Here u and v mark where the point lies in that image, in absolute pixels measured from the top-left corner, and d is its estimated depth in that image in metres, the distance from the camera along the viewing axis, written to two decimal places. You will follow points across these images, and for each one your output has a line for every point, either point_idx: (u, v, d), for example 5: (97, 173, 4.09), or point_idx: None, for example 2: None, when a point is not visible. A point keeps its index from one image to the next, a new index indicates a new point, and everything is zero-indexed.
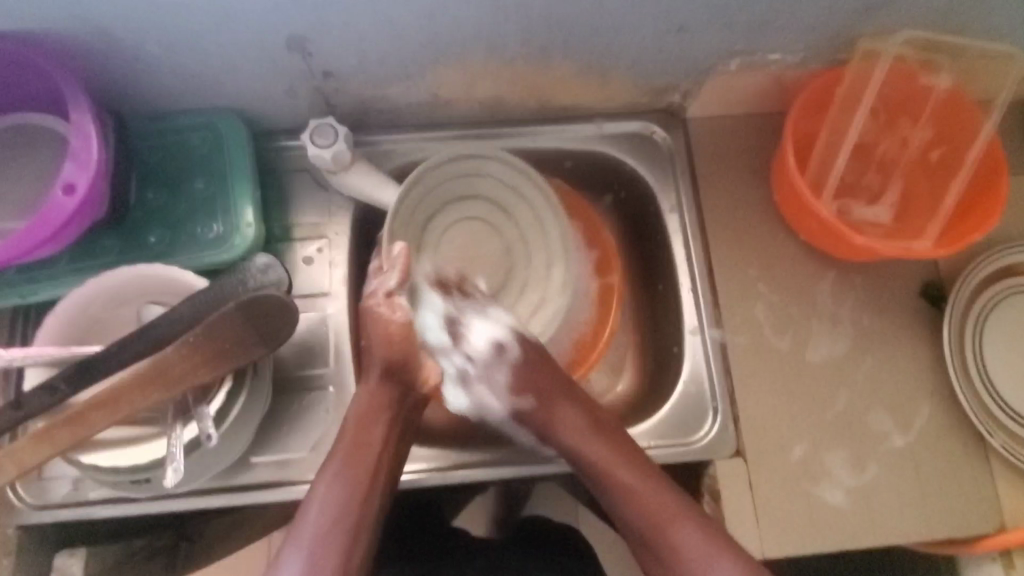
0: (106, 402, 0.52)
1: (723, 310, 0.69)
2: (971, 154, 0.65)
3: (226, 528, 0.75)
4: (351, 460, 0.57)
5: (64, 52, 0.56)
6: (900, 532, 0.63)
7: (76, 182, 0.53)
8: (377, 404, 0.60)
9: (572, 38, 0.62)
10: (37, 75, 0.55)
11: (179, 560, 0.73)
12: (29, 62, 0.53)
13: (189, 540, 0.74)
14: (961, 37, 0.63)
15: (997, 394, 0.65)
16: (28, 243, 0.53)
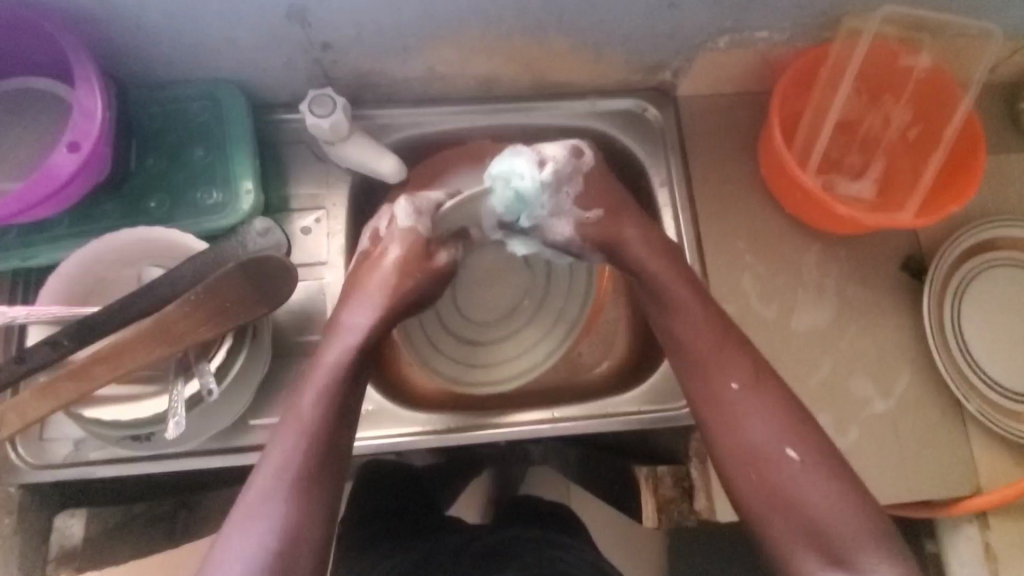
0: (109, 357, 0.54)
1: (711, 281, 0.71)
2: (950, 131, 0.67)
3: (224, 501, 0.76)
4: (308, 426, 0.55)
5: (66, 15, 0.56)
6: (880, 493, 0.66)
7: (81, 140, 0.55)
8: (348, 349, 0.60)
9: (566, 13, 0.63)
10: (40, 37, 0.56)
11: (178, 527, 0.74)
12: (33, 23, 0.54)
13: (188, 508, 0.76)
14: (941, 16, 0.66)
15: (973, 361, 0.68)
16: (29, 200, 0.54)
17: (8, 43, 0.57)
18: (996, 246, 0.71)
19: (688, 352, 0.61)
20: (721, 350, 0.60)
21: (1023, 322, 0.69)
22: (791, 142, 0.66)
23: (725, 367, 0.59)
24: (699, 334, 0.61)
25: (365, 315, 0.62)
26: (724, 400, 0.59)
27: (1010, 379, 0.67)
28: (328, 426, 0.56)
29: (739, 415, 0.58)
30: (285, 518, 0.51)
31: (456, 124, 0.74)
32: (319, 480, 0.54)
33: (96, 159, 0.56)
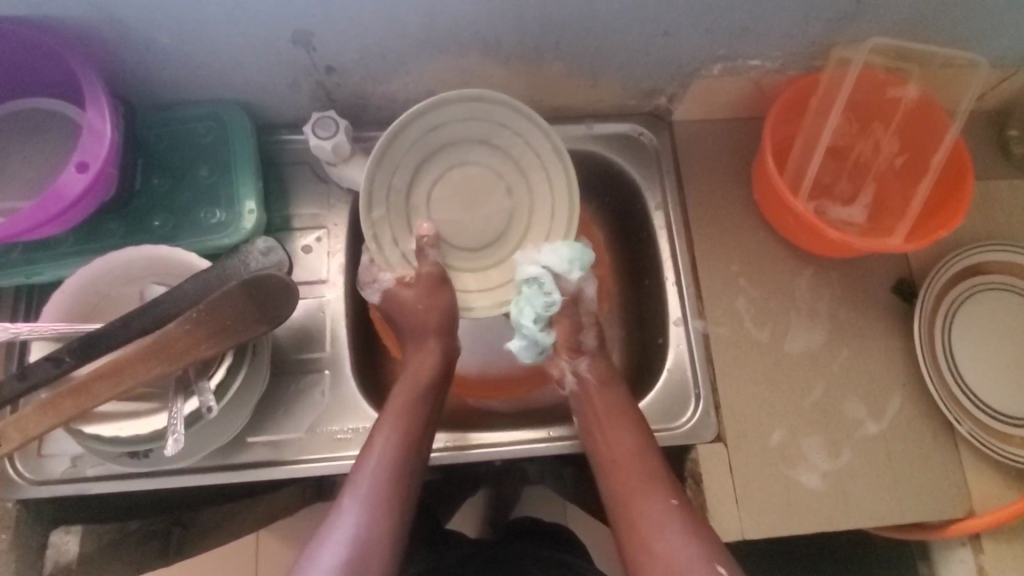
0: (110, 373, 0.54)
1: (705, 301, 0.72)
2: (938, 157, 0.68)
3: (219, 519, 0.76)
4: (402, 418, 0.60)
5: (77, 39, 0.58)
6: (873, 515, 0.66)
7: (89, 160, 0.56)
8: (425, 366, 0.65)
9: (562, 39, 0.65)
10: (51, 61, 0.58)
11: (171, 546, 0.74)
12: (45, 48, 0.56)
13: (182, 527, 0.75)
14: (928, 47, 0.67)
15: (964, 384, 0.68)
16: (35, 219, 0.55)
17: (20, 67, 0.58)
18: (986, 270, 0.72)
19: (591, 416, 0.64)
20: (616, 435, 0.62)
21: (1014, 345, 0.70)
22: (785, 168, 0.67)
23: (643, 473, 0.59)
24: (627, 436, 0.62)
25: (434, 345, 0.66)
26: (632, 460, 0.60)
27: (1004, 402, 0.68)
28: (416, 439, 0.59)
29: (645, 479, 0.58)
30: (372, 509, 0.54)
31: None
32: (401, 487, 0.56)
33: (103, 178, 0.57)
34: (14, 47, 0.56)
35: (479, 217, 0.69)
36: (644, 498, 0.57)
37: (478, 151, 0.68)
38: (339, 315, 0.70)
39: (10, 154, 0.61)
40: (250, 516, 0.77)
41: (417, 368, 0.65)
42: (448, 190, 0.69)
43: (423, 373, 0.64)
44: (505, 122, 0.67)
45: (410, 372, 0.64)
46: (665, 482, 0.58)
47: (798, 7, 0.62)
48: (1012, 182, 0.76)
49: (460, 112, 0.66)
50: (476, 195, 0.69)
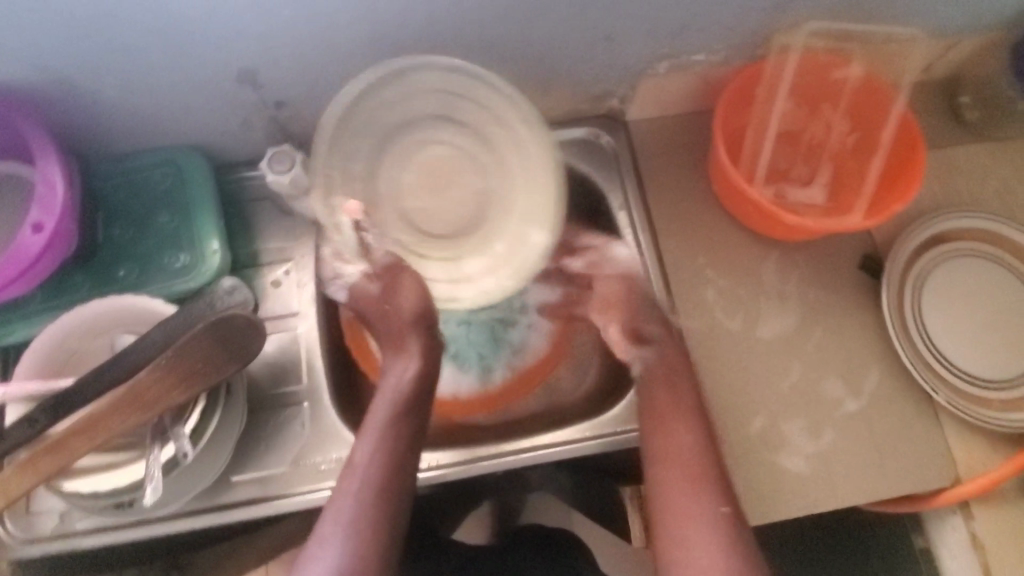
0: (84, 429, 0.55)
1: (675, 296, 0.72)
2: (887, 133, 0.70)
3: (218, 559, 0.77)
4: (386, 438, 0.60)
5: (24, 100, 0.59)
6: (861, 492, 0.66)
7: (44, 220, 0.56)
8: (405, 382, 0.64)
9: (505, 52, 0.66)
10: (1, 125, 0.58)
11: None
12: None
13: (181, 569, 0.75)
14: (865, 25, 0.69)
15: (938, 352, 0.69)
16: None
17: None
18: (951, 237, 0.72)
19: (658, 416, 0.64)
20: (694, 439, 0.62)
21: (984, 310, 0.71)
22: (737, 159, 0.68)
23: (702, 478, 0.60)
24: (684, 438, 0.62)
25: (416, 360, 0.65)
26: (682, 465, 0.61)
27: (979, 367, 0.69)
28: (397, 454, 0.59)
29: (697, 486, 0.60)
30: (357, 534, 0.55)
31: None
32: (389, 510, 0.57)
33: (62, 236, 0.58)
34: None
35: (445, 204, 0.70)
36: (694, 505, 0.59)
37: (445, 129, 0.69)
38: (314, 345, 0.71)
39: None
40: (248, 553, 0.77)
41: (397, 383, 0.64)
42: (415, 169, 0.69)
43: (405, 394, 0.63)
44: (461, 96, 0.67)
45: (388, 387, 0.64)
46: (710, 488, 0.59)
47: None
48: (966, 149, 0.77)
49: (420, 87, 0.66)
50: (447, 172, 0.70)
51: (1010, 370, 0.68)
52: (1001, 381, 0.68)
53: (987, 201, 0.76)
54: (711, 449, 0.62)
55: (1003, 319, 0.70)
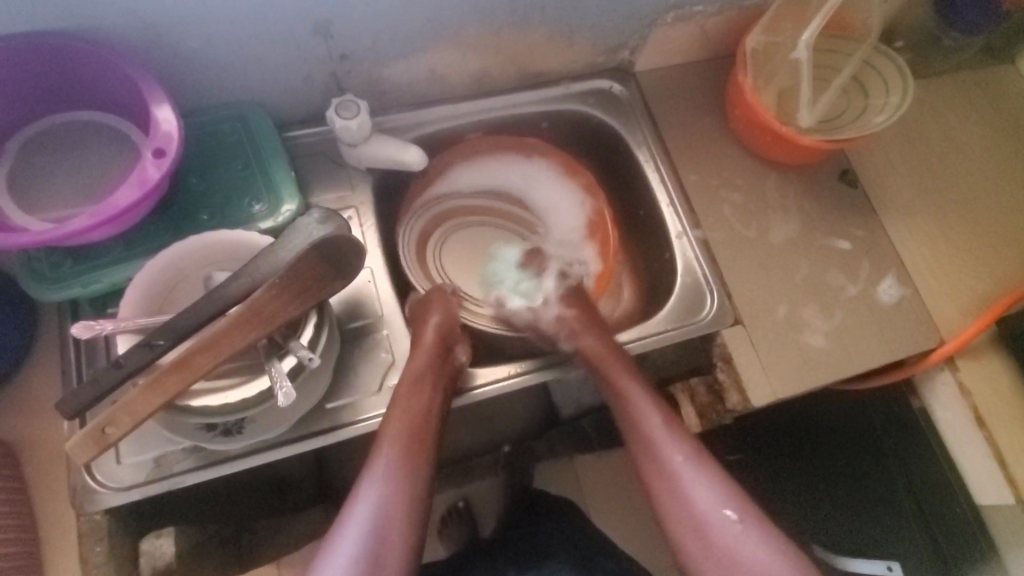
0: (211, 344, 0.56)
1: (698, 213, 0.83)
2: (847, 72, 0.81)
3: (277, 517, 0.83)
4: (413, 389, 0.68)
5: (124, 47, 0.61)
6: (871, 358, 0.79)
7: (163, 147, 0.57)
8: (434, 334, 0.71)
9: (545, 3, 0.75)
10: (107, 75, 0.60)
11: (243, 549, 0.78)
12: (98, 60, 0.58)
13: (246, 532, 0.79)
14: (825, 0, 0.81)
15: (896, 249, 0.84)
16: (97, 221, 0.55)
17: (79, 80, 0.60)
18: (887, 148, 0.89)
19: (604, 363, 0.74)
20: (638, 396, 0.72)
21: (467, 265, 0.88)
22: (754, 87, 0.80)
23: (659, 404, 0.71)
24: (632, 384, 0.72)
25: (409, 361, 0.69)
26: (630, 384, 0.72)
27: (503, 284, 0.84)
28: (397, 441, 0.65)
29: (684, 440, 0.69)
30: (380, 506, 0.62)
31: (456, 122, 0.84)
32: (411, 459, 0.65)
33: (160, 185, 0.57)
34: (25, 56, 0.56)
35: (505, 51, 0.80)
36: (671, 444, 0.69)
37: (548, 21, 0.78)
38: (370, 282, 0.75)
39: (40, 184, 0.61)
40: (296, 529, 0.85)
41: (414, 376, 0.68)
42: (502, 98, 0.86)
43: (442, 326, 0.72)
44: (558, 19, 0.78)
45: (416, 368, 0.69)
46: (661, 404, 0.71)
47: None
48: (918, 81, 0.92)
49: (507, 22, 0.76)
50: (529, 53, 0.81)
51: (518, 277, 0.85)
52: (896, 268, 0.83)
53: (935, 123, 0.91)
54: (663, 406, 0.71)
55: (949, 214, 0.86)
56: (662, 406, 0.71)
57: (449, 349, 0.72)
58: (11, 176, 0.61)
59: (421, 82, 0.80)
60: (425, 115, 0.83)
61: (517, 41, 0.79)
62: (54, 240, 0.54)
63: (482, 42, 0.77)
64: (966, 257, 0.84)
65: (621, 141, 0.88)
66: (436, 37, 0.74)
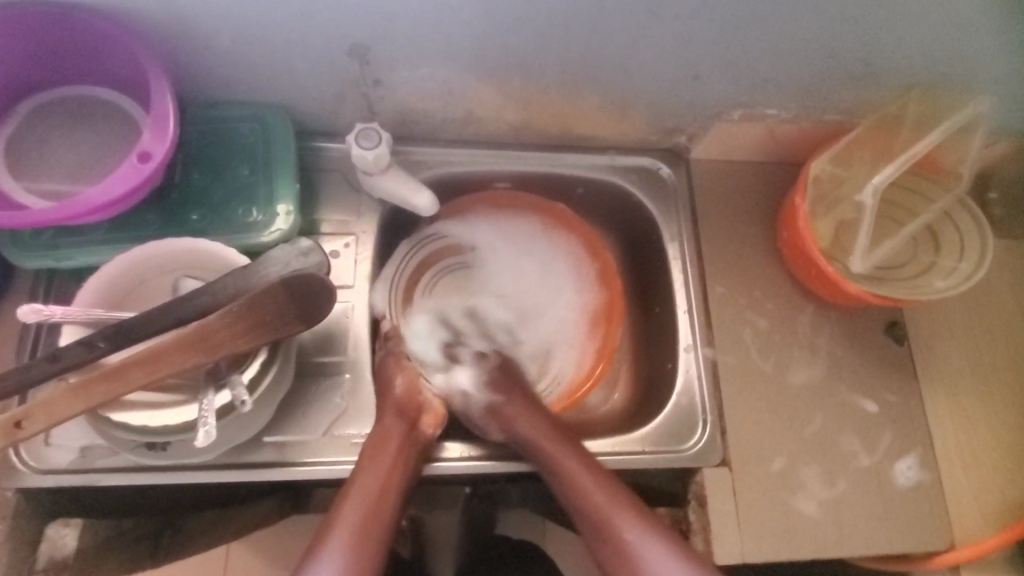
0: (144, 361, 0.53)
1: (715, 331, 0.76)
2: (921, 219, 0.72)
3: (210, 522, 0.78)
4: (375, 454, 0.63)
5: (149, 33, 0.59)
6: (865, 544, 0.69)
7: (153, 150, 0.54)
8: (401, 401, 0.67)
9: (601, 74, 0.69)
10: (126, 58, 0.58)
11: (161, 548, 0.74)
12: (118, 42, 0.56)
13: (172, 529, 0.75)
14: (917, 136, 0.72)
15: (927, 426, 0.74)
16: (63, 215, 0.52)
17: (98, 58, 0.58)
18: (949, 309, 0.79)
19: (541, 440, 0.67)
20: (575, 482, 0.64)
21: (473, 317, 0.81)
22: (810, 212, 0.72)
23: (626, 509, 0.62)
24: (584, 474, 0.64)
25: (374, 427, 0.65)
26: (579, 472, 0.64)
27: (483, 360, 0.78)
28: (355, 505, 0.60)
29: (619, 510, 0.62)
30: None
31: (485, 168, 0.79)
32: (372, 527, 0.59)
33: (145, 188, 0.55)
34: (46, 25, 0.55)
35: (551, 110, 0.74)
36: (623, 518, 0.61)
37: (602, 90, 0.72)
38: (347, 318, 0.71)
39: (37, 152, 0.60)
40: (235, 522, 0.80)
41: (377, 442, 0.64)
42: (539, 154, 0.80)
43: (411, 392, 0.68)
44: (613, 91, 0.72)
45: (378, 433, 0.64)
46: (609, 482, 0.64)
47: (817, 58, 0.68)
48: (1007, 241, 0.81)
49: (557, 83, 0.70)
50: (577, 116, 0.76)
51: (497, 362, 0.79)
52: (920, 448, 0.73)
53: (1015, 292, 0.80)
54: (601, 475, 0.64)
55: (1002, 401, 0.76)
56: (605, 484, 0.63)
57: (415, 417, 0.67)
58: (10, 138, 0.59)
59: (456, 122, 0.76)
60: (453, 155, 0.78)
61: (565, 103, 0.73)
62: (20, 223, 0.52)
63: (528, 96, 0.72)
64: (1008, 455, 0.74)
65: (654, 230, 0.81)
66: (479, 82, 0.69)
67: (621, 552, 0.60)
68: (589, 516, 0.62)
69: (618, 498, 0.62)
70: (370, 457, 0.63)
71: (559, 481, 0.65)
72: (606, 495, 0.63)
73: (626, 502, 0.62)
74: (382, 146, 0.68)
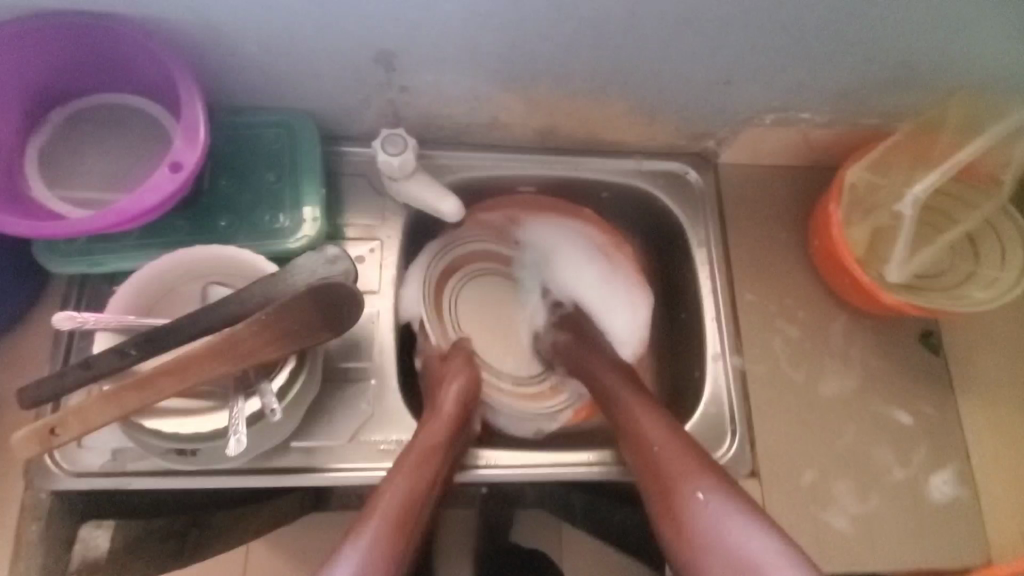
0: (176, 369, 0.53)
1: (744, 340, 0.74)
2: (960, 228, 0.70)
3: (234, 520, 0.76)
4: (417, 460, 0.61)
5: (179, 41, 0.59)
6: (899, 561, 0.68)
7: (183, 160, 0.54)
8: (455, 403, 0.67)
9: (630, 79, 0.68)
10: (156, 67, 0.58)
11: (188, 546, 0.73)
12: (147, 51, 0.56)
13: (200, 527, 0.75)
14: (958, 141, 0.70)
15: (964, 440, 0.72)
16: (95, 224, 0.52)
17: (129, 66, 0.59)
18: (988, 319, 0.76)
19: (614, 402, 0.69)
20: (656, 446, 0.63)
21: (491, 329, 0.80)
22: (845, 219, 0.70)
23: (699, 471, 0.60)
24: (653, 422, 0.64)
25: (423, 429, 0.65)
26: (651, 440, 0.63)
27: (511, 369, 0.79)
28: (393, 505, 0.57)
29: (692, 467, 0.60)
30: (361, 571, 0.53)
31: (509, 173, 0.78)
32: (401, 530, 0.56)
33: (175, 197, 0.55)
34: (78, 34, 0.55)
35: (578, 115, 0.73)
36: (698, 480, 0.59)
37: (631, 94, 0.70)
38: (373, 323, 0.71)
39: (70, 160, 0.61)
40: (258, 522, 0.77)
41: (423, 447, 0.62)
42: (565, 158, 0.79)
43: (464, 398, 0.68)
44: (642, 95, 0.70)
45: (427, 437, 0.63)
46: (679, 436, 0.63)
47: (853, 62, 0.66)
48: None
49: (585, 88, 0.69)
50: (604, 121, 0.75)
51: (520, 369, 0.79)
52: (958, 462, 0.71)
53: None
54: (675, 435, 0.63)
55: None
56: (682, 445, 0.62)
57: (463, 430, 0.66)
58: (45, 145, 0.60)
59: (482, 126, 0.75)
60: (478, 159, 0.78)
61: (593, 108, 0.72)
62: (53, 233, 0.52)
63: (555, 101, 0.71)
64: None
65: (681, 235, 0.80)
66: (505, 88, 0.69)
67: (693, 512, 0.57)
68: (660, 477, 0.61)
69: (692, 458, 0.61)
70: (414, 459, 0.61)
71: (633, 444, 0.65)
72: (683, 451, 0.61)
73: (698, 456, 0.61)
74: (409, 152, 0.68)
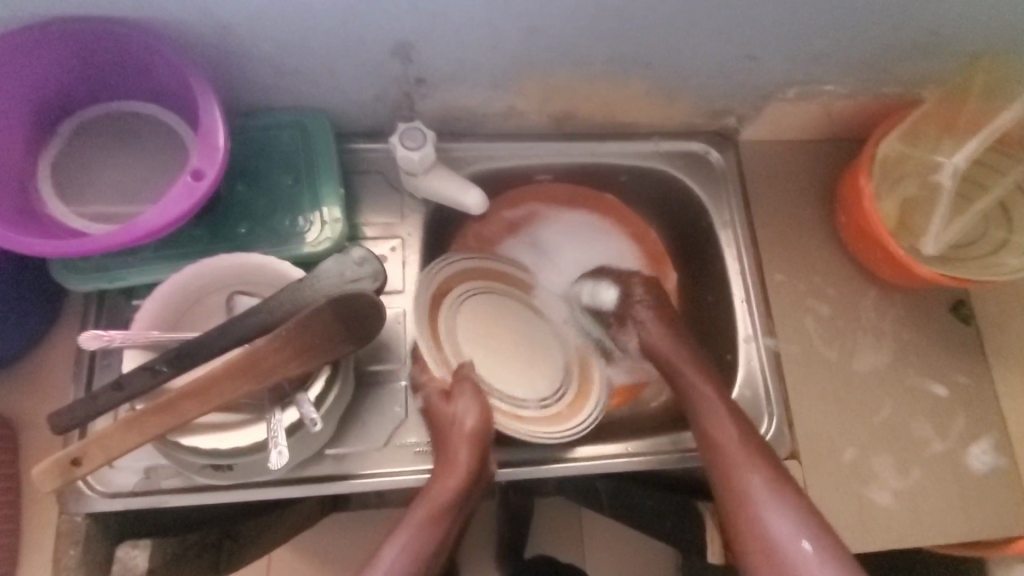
0: (203, 389, 0.51)
1: (776, 320, 0.73)
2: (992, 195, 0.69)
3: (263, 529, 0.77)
4: (441, 472, 0.62)
5: (188, 43, 0.57)
6: (944, 533, 0.67)
7: (203, 169, 0.52)
8: (467, 425, 0.62)
9: (651, 60, 0.66)
10: (169, 72, 0.55)
11: (223, 559, 0.73)
12: (159, 56, 0.54)
13: (232, 538, 0.75)
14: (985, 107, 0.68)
15: (1002, 407, 0.72)
16: (119, 241, 0.51)
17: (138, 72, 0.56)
18: None
19: (680, 377, 0.69)
20: (715, 431, 0.63)
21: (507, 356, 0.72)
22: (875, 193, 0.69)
23: (754, 460, 0.60)
24: (715, 398, 0.65)
25: (451, 445, 0.62)
26: (712, 424, 0.64)
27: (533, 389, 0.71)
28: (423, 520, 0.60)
29: (749, 459, 0.60)
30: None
31: (527, 162, 0.77)
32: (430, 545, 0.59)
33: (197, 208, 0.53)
34: (85, 42, 0.53)
35: (597, 99, 0.71)
36: (749, 468, 0.60)
37: (653, 76, 0.69)
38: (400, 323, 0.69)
39: (82, 174, 0.59)
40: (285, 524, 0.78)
41: (453, 465, 0.61)
42: (583, 143, 0.77)
43: (479, 423, 0.63)
44: (664, 76, 0.69)
45: (454, 457, 0.62)
46: (741, 421, 0.63)
47: (880, 31, 0.64)
48: None
49: (605, 71, 0.67)
50: (623, 104, 0.73)
51: (554, 382, 0.72)
52: (998, 431, 0.71)
53: None
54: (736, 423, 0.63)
55: None
56: (743, 436, 0.62)
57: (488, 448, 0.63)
58: (54, 160, 0.58)
59: (498, 115, 0.73)
60: (495, 150, 0.76)
61: (612, 91, 0.70)
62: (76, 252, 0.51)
63: (573, 86, 0.69)
64: None
65: (705, 217, 0.78)
66: (523, 75, 0.67)
67: (743, 497, 0.59)
68: (713, 461, 0.62)
69: (746, 447, 0.61)
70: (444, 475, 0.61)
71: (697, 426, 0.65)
72: (740, 439, 0.62)
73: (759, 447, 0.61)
74: (429, 147, 0.66)
